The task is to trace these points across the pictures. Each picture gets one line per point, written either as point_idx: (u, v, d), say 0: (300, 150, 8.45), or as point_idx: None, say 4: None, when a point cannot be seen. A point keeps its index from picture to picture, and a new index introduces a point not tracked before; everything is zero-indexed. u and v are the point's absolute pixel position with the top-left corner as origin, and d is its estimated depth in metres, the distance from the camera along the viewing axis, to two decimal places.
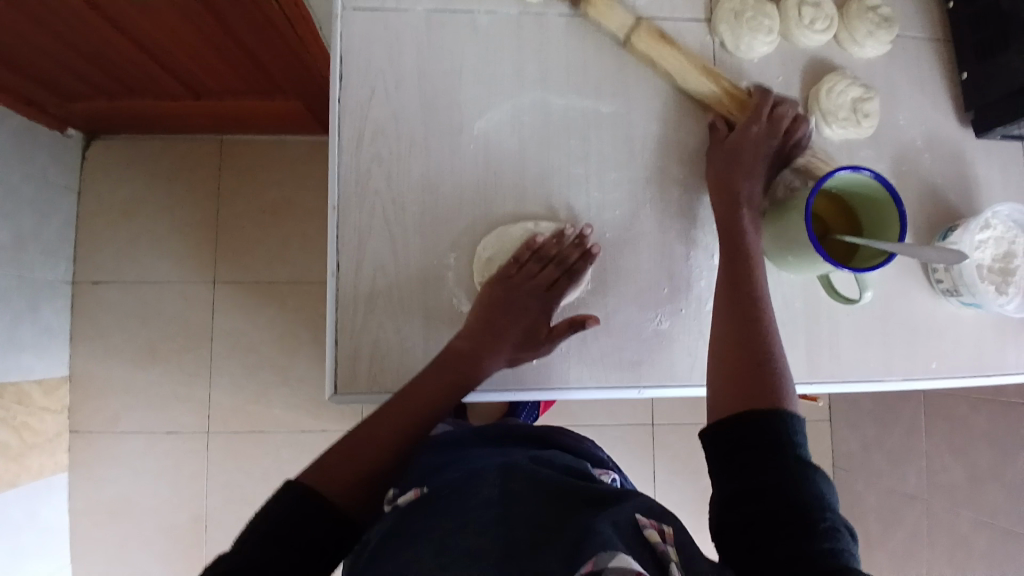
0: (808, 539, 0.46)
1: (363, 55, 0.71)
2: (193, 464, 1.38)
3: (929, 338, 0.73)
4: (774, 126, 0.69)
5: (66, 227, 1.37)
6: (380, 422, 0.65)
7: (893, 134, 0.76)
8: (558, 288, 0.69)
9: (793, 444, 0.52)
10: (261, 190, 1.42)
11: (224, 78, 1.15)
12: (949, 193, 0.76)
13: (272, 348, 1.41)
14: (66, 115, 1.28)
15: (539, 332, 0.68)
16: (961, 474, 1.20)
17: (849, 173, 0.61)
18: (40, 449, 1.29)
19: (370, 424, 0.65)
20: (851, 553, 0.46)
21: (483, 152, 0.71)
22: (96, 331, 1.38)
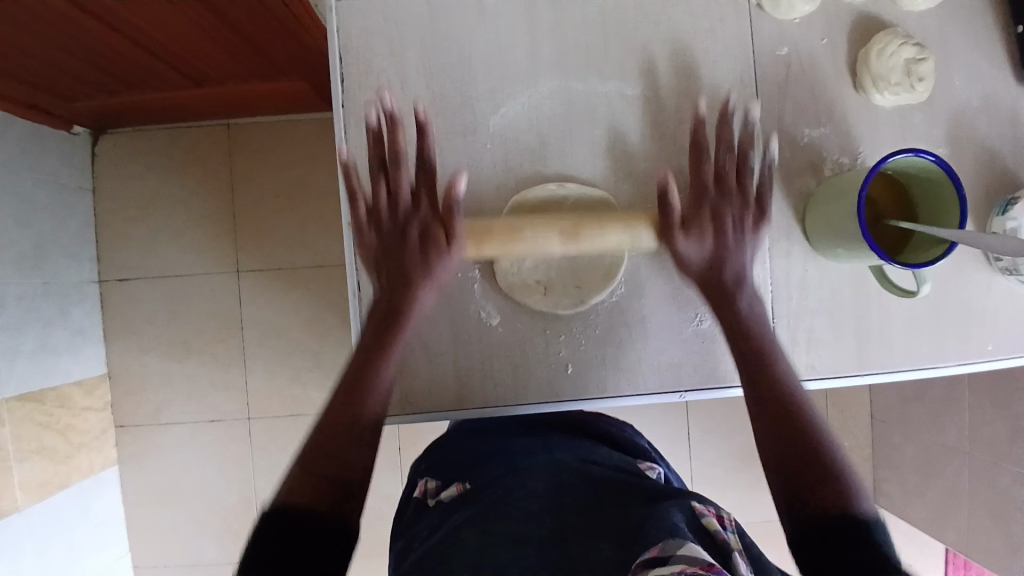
0: None
1: (365, 51, 0.65)
2: (236, 450, 1.41)
3: (986, 320, 0.68)
4: (731, 192, 0.61)
5: (85, 227, 1.36)
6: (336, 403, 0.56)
7: (949, 97, 0.69)
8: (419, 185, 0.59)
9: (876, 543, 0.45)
10: (272, 174, 1.39)
11: (223, 66, 1.10)
12: (1008, 157, 0.69)
13: (299, 335, 1.41)
14: (71, 115, 1.26)
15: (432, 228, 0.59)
16: (1004, 427, 1.17)
17: (908, 157, 0.56)
18: (87, 447, 1.33)
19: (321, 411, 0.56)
20: None
21: (501, 152, 0.66)
22: (128, 328, 1.40)
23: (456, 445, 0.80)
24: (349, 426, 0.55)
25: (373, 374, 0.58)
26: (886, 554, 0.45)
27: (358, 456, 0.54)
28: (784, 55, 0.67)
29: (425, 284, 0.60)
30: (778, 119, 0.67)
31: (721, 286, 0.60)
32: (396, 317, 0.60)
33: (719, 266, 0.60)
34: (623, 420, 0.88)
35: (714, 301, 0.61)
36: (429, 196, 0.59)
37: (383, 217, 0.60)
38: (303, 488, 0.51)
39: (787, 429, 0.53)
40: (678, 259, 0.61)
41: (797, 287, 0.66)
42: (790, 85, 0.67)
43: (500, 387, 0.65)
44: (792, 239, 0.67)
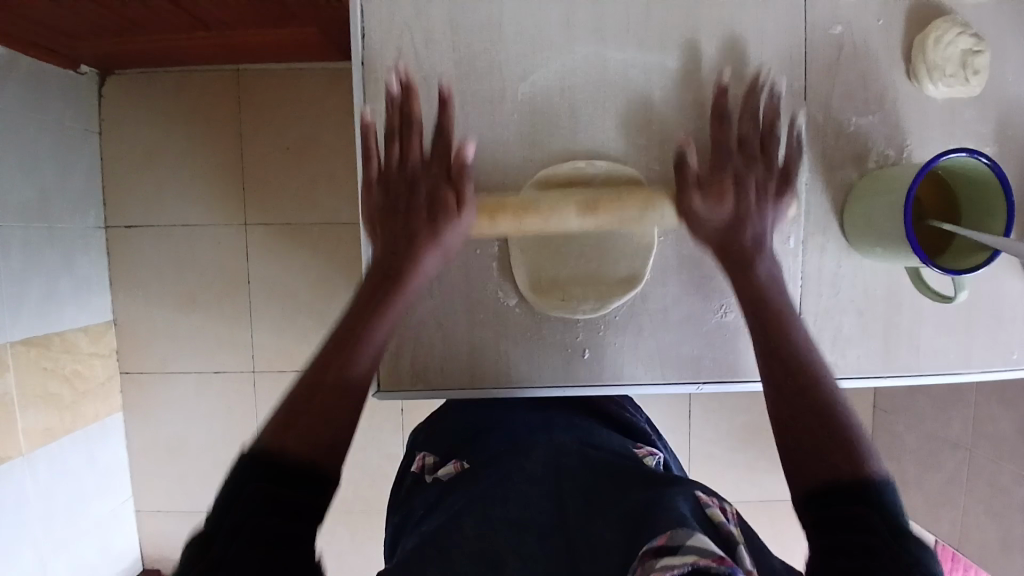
0: None
1: (390, 8, 0.62)
2: (240, 404, 1.42)
3: (1014, 326, 0.66)
4: (749, 149, 0.58)
5: (91, 173, 1.33)
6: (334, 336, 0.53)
7: (1004, 90, 0.65)
8: (427, 141, 0.57)
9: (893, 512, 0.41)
10: (283, 126, 1.35)
11: (234, 9, 1.05)
12: None
13: (306, 293, 1.39)
14: (76, 55, 1.21)
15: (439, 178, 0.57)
16: (1010, 428, 1.16)
17: (961, 157, 0.53)
18: (93, 394, 1.34)
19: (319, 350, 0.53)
20: None
21: (527, 123, 0.63)
22: (134, 277, 1.39)
23: (456, 418, 0.79)
24: (340, 392, 0.49)
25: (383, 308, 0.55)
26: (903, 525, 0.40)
27: (341, 434, 0.48)
28: (836, 35, 0.63)
29: (430, 245, 0.56)
30: (823, 104, 0.64)
31: (739, 245, 0.56)
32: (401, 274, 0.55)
33: (735, 231, 0.56)
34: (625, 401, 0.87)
35: (728, 260, 0.56)
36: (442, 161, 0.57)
37: (393, 179, 0.57)
38: (293, 444, 0.46)
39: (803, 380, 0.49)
40: (692, 217, 0.57)
41: (826, 283, 0.64)
42: (839, 69, 0.64)
43: (514, 369, 0.64)
44: (828, 234, 0.64)
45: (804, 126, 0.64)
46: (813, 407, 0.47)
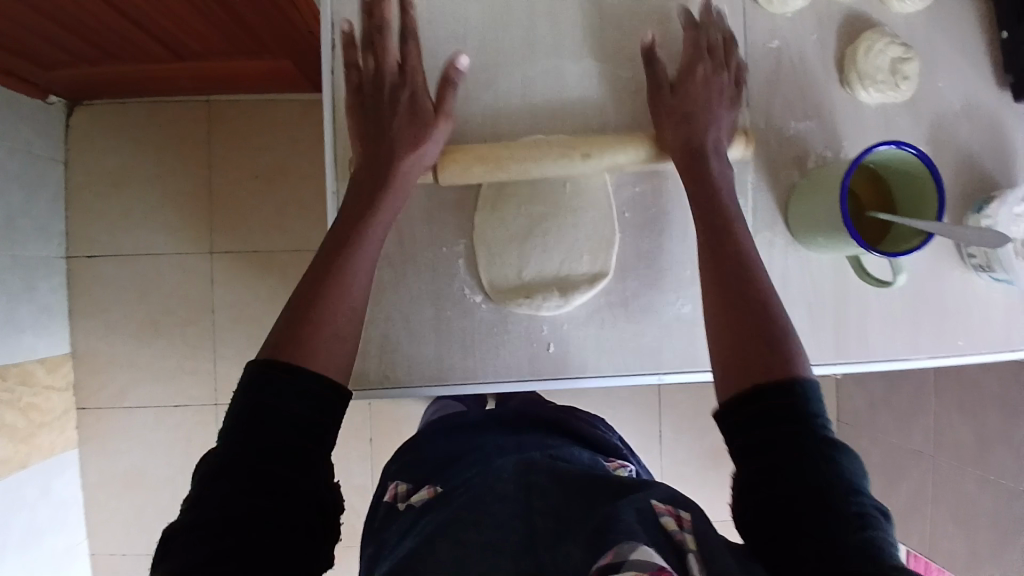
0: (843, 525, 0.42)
1: (360, 21, 0.64)
2: (202, 436, 1.38)
3: (958, 317, 0.71)
4: (718, 56, 0.65)
5: (55, 201, 1.32)
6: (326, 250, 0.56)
7: (930, 98, 0.71)
8: (405, 63, 0.63)
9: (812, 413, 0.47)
10: (252, 154, 1.36)
11: (207, 41, 1.07)
12: (985, 161, 0.72)
13: (273, 321, 1.38)
14: (46, 83, 1.22)
15: (423, 96, 0.62)
16: (969, 436, 1.19)
17: (890, 149, 0.57)
18: (49, 427, 1.28)
19: (310, 263, 0.55)
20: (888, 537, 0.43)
21: (489, 124, 0.68)
22: (95, 306, 1.35)
23: (427, 438, 0.77)
24: (328, 283, 0.53)
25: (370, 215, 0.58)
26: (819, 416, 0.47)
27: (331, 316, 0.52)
28: (774, 48, 0.68)
29: (412, 150, 0.60)
30: (766, 111, 0.68)
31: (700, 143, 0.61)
32: (386, 175, 0.59)
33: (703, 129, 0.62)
34: (594, 417, 0.87)
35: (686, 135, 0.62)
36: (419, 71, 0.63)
37: (377, 95, 0.62)
38: (291, 346, 0.49)
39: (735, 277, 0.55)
40: (660, 140, 0.63)
41: (777, 276, 0.67)
42: (778, 79, 0.68)
43: (483, 364, 0.64)
44: (775, 230, 0.68)
45: (748, 130, 0.68)
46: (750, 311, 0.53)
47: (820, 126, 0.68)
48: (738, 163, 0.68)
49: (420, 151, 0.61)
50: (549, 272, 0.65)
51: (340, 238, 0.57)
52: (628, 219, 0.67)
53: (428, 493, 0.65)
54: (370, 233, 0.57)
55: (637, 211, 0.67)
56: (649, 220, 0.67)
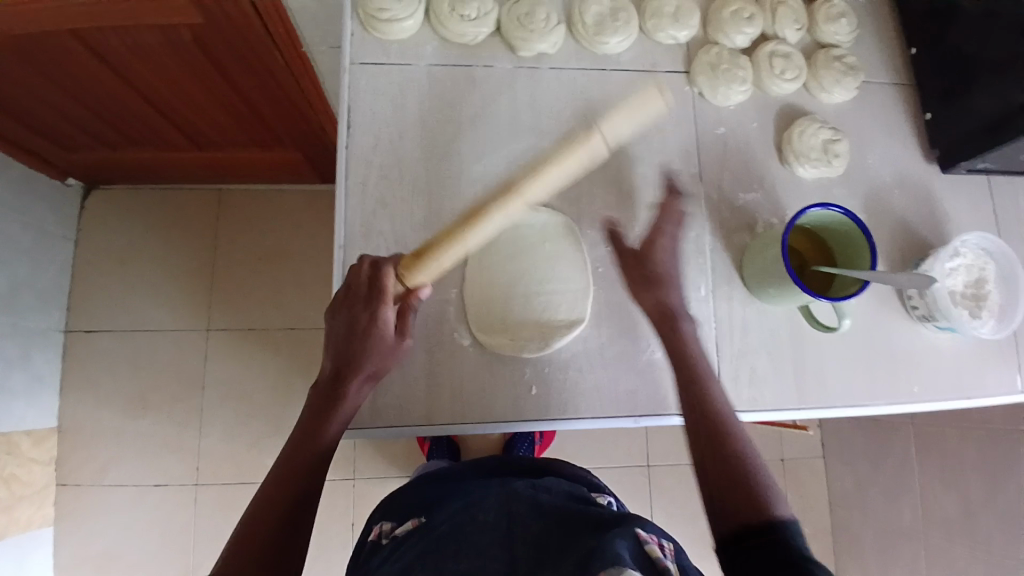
0: None
1: (367, 107, 0.75)
2: (180, 517, 1.35)
3: (910, 366, 0.77)
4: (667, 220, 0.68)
5: (62, 277, 1.37)
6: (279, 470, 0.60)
7: (860, 176, 0.82)
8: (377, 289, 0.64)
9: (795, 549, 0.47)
10: (255, 237, 1.45)
11: (224, 130, 1.18)
12: (916, 226, 0.82)
13: (262, 398, 1.40)
14: (68, 165, 1.31)
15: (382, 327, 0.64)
16: (956, 509, 1.20)
17: (819, 210, 0.66)
18: (28, 501, 1.26)
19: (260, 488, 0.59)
20: None
21: (481, 195, 0.75)
22: (87, 380, 1.37)
23: (410, 489, 0.78)
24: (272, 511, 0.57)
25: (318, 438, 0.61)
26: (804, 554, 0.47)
27: (266, 543, 0.55)
28: (722, 133, 0.80)
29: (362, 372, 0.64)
30: (718, 184, 0.78)
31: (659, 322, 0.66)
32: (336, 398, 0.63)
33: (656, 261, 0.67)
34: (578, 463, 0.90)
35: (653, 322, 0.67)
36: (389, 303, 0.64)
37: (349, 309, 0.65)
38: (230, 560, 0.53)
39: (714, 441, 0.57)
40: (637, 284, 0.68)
41: (737, 326, 0.74)
42: (726, 158, 0.79)
43: (469, 405, 0.69)
44: (733, 285, 0.75)
45: (702, 200, 0.77)
46: (734, 470, 0.54)
47: (766, 197, 0.78)
48: (696, 227, 0.76)
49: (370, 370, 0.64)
50: (532, 317, 0.71)
51: (290, 455, 0.61)
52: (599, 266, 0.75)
53: (415, 523, 0.68)
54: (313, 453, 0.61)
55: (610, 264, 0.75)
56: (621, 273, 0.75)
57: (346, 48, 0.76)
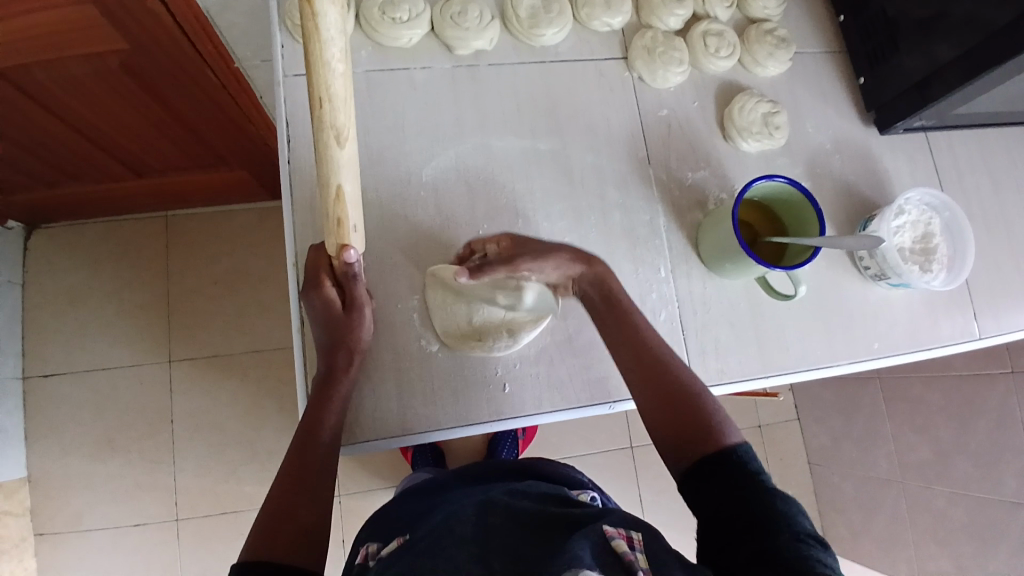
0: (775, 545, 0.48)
1: (308, 121, 0.74)
2: (166, 555, 1.32)
3: (866, 324, 0.80)
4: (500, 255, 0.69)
5: (12, 323, 1.32)
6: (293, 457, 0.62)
7: (801, 144, 0.84)
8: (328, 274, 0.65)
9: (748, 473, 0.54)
10: (211, 261, 1.42)
11: (166, 154, 1.15)
12: (860, 187, 0.85)
13: (237, 424, 1.38)
14: (6, 208, 1.25)
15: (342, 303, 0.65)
16: (927, 451, 1.25)
17: (765, 182, 0.68)
18: (6, 557, 1.21)
19: (275, 478, 0.61)
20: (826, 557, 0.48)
21: (432, 198, 0.75)
22: (50, 428, 1.32)
23: (395, 507, 0.77)
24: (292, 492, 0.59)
25: (320, 422, 0.63)
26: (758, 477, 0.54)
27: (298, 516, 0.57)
28: (664, 115, 0.81)
29: (346, 348, 0.65)
30: (666, 165, 0.79)
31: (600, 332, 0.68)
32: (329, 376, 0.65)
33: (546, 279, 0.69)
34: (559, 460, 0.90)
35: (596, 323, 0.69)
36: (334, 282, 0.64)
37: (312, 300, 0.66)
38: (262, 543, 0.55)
39: (665, 393, 0.61)
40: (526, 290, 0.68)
41: (698, 302, 0.76)
42: (671, 139, 0.80)
43: (443, 409, 0.69)
44: (690, 262, 0.77)
45: (652, 182, 0.79)
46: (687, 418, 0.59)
47: (714, 174, 0.80)
48: (649, 209, 0.78)
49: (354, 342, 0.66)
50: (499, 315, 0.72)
51: (301, 441, 0.63)
52: None
53: (399, 541, 0.67)
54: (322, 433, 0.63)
55: None
56: None
57: (279, 64, 0.75)
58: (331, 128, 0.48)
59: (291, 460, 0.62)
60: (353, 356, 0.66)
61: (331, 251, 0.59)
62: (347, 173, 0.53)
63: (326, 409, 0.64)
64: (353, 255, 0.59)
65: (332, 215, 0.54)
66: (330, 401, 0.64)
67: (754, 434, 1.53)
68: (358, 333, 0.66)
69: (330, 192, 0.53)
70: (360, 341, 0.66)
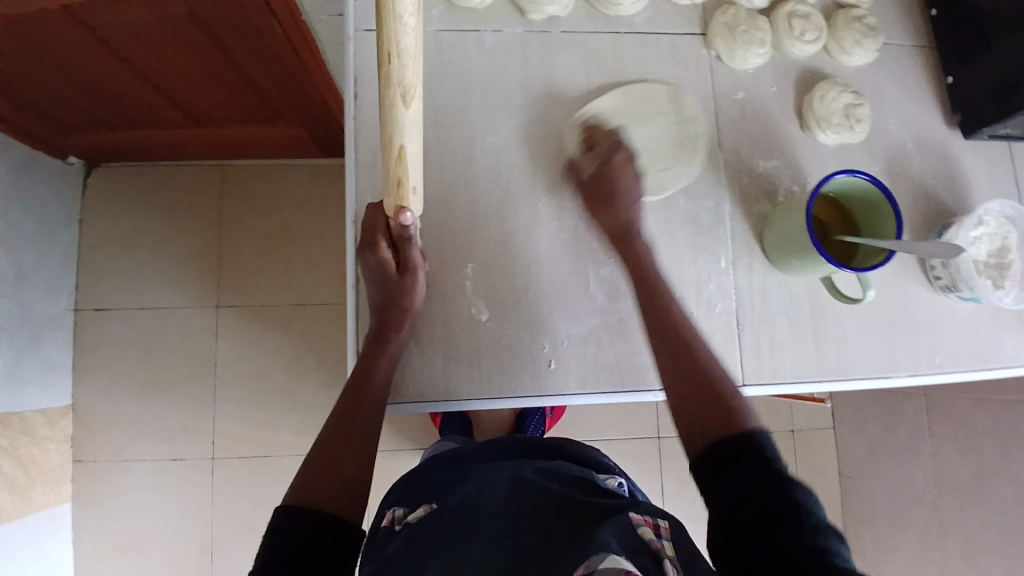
0: (793, 536, 0.47)
1: (374, 78, 0.73)
2: (200, 493, 1.36)
3: (930, 335, 0.76)
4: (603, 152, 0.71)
5: (68, 258, 1.36)
6: (342, 412, 0.63)
7: (882, 140, 0.80)
8: (385, 235, 0.65)
9: (766, 464, 0.52)
10: (262, 213, 1.43)
11: (223, 105, 1.15)
12: (939, 192, 0.80)
13: (275, 374, 1.40)
14: (68, 146, 1.28)
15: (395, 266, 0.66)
16: (967, 471, 1.20)
17: (845, 177, 0.64)
18: (45, 481, 1.27)
19: (323, 430, 0.63)
20: (845, 557, 0.46)
21: (492, 165, 0.73)
22: (98, 361, 1.37)
23: (424, 471, 0.77)
24: (343, 445, 0.61)
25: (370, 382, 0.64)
26: (774, 467, 0.52)
27: (349, 468, 0.60)
28: (740, 98, 0.77)
29: (399, 310, 0.66)
30: (736, 152, 0.76)
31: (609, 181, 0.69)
32: (381, 335, 0.66)
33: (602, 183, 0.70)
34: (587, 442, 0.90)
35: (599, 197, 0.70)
36: (389, 243, 0.65)
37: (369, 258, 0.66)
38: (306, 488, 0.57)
39: (690, 382, 0.61)
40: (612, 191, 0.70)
41: (757, 296, 0.74)
42: (745, 123, 0.77)
43: (489, 379, 0.69)
44: (753, 255, 0.75)
45: (721, 167, 0.76)
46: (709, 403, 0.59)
47: (786, 164, 0.77)
48: (715, 195, 0.75)
49: (407, 304, 0.66)
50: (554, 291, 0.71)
51: (348, 397, 0.64)
52: None
53: (426, 510, 0.67)
54: (372, 391, 0.64)
55: None
56: None
57: (349, 17, 0.73)
58: (398, 87, 0.49)
59: (339, 412, 0.63)
60: (406, 316, 0.66)
61: (389, 209, 0.59)
62: (411, 135, 0.53)
63: (376, 368, 0.64)
64: (409, 218, 0.60)
65: (392, 174, 0.54)
66: (380, 361, 0.65)
67: (787, 436, 1.49)
68: (412, 297, 0.66)
69: (393, 152, 0.53)
70: (413, 305, 0.66)
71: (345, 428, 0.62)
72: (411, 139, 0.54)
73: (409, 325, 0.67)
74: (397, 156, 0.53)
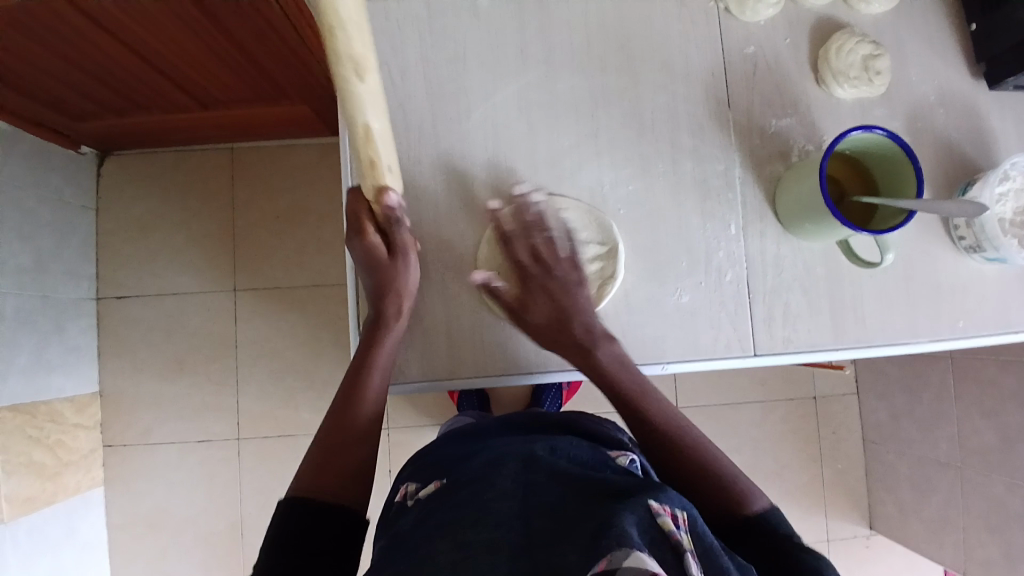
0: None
1: None
2: (225, 472, 1.40)
3: (955, 297, 0.73)
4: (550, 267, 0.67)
5: (86, 247, 1.38)
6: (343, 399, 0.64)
7: (903, 93, 0.75)
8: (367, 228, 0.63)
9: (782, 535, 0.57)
10: (271, 195, 1.43)
11: (227, 87, 1.14)
12: (964, 146, 0.76)
13: (291, 354, 1.42)
14: (79, 136, 1.29)
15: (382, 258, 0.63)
16: (993, 436, 1.17)
17: (861, 134, 0.60)
18: (75, 465, 1.31)
19: (327, 415, 0.64)
20: None
21: (490, 136, 0.71)
22: (121, 347, 1.40)
23: (437, 447, 0.78)
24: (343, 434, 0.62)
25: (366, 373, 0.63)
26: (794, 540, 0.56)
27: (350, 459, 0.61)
28: (750, 53, 0.73)
29: (393, 299, 0.64)
30: (746, 111, 0.73)
31: (570, 336, 0.66)
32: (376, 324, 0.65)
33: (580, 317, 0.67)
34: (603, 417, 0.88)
35: (558, 347, 0.67)
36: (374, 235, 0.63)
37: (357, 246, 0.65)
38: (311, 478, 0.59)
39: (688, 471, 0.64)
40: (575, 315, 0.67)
41: (769, 263, 0.71)
42: (755, 81, 0.73)
43: (492, 357, 0.68)
44: (765, 220, 0.71)
45: (730, 129, 0.72)
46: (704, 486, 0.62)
47: (800, 122, 0.73)
48: (724, 158, 0.72)
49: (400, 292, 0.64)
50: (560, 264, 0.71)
51: (349, 386, 0.64)
52: (622, 201, 0.71)
53: (438, 484, 0.67)
54: (369, 381, 0.64)
55: (629, 202, 0.71)
56: (643, 211, 0.71)
57: None
58: (348, 60, 0.45)
59: (340, 398, 0.64)
60: (402, 304, 0.65)
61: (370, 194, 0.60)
62: (372, 111, 0.51)
63: (373, 358, 0.64)
64: (393, 198, 0.60)
65: (362, 155, 0.54)
66: (378, 351, 0.64)
67: (809, 404, 1.46)
68: (404, 287, 0.64)
69: (358, 133, 0.51)
70: (407, 294, 0.65)
71: (344, 417, 0.63)
72: (376, 117, 0.52)
73: (405, 314, 0.65)
74: (367, 139, 0.52)
